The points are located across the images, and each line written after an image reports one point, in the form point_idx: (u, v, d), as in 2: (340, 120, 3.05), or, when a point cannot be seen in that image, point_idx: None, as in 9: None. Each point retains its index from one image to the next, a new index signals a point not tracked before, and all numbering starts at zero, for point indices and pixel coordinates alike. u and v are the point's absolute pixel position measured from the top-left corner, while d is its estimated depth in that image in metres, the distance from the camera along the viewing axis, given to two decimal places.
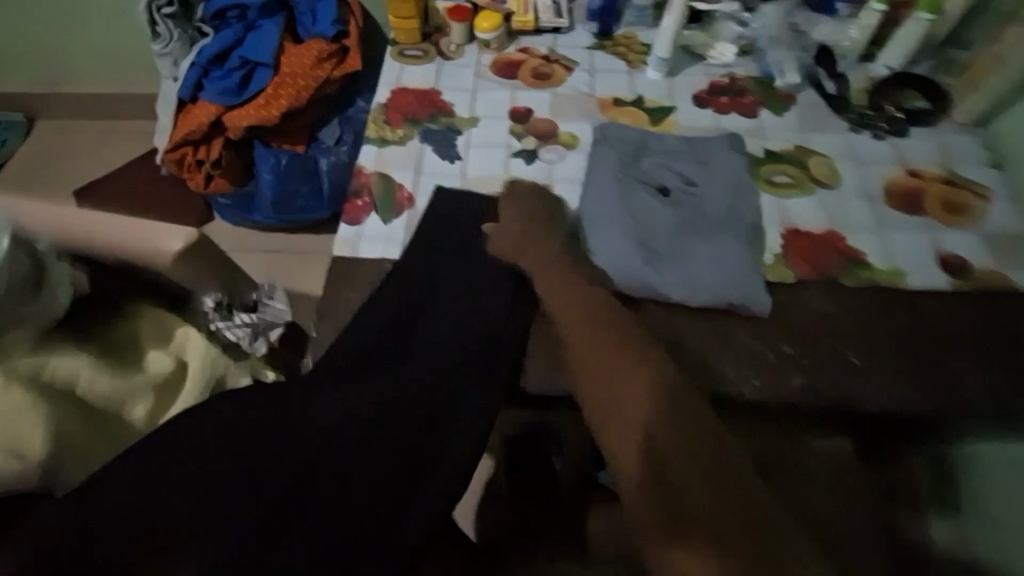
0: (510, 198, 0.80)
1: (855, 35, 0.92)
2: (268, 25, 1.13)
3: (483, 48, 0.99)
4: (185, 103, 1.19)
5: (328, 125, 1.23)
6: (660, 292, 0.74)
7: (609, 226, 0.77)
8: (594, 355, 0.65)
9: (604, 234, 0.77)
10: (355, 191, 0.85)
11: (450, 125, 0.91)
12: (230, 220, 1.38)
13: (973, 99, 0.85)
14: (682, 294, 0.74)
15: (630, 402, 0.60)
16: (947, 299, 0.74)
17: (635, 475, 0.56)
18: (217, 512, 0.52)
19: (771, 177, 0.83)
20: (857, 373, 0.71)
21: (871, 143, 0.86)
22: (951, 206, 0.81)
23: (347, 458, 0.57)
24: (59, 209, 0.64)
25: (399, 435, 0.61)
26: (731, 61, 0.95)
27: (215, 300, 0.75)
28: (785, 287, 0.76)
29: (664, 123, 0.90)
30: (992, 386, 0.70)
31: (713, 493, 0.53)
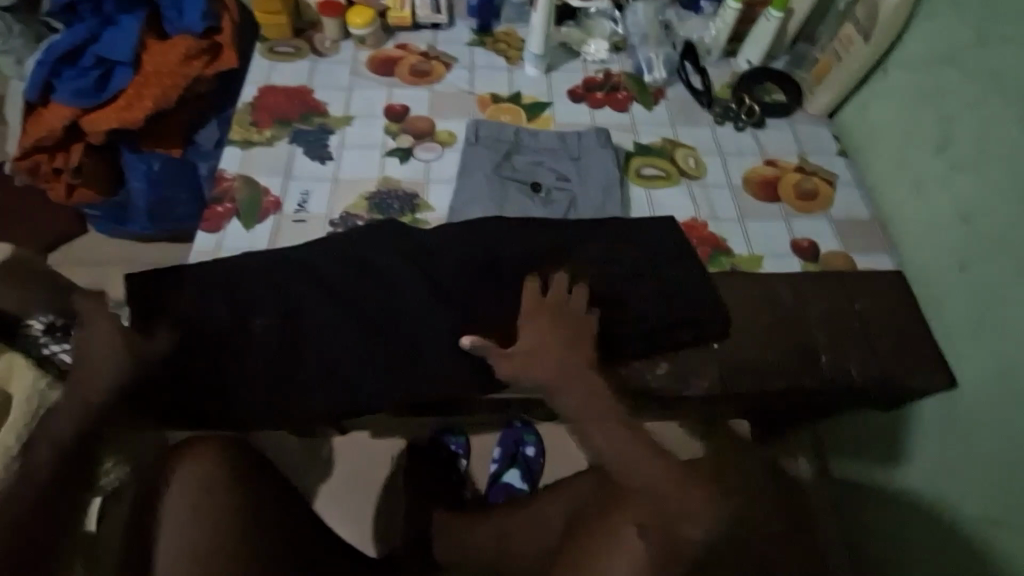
0: (692, 150, 0.89)
1: (715, 33, 0.97)
2: (127, 22, 1.05)
3: (360, 44, 0.96)
4: (33, 105, 1.07)
5: (206, 127, 1.15)
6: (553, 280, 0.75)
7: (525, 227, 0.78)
8: (750, 278, 0.78)
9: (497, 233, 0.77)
10: (216, 197, 0.80)
11: (323, 126, 0.88)
12: (105, 233, 1.30)
13: (821, 91, 0.91)
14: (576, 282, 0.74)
15: (760, 286, 0.77)
16: (799, 279, 0.79)
17: (755, 337, 0.75)
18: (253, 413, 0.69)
19: (640, 170, 0.86)
20: (719, 358, 0.73)
21: (734, 135, 0.91)
22: (807, 194, 0.86)
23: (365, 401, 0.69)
24: None
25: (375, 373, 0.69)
26: (607, 58, 0.97)
27: (43, 321, 0.67)
28: (668, 265, 0.76)
29: (540, 119, 0.91)
30: (837, 365, 0.74)
31: (765, 344, 0.74)
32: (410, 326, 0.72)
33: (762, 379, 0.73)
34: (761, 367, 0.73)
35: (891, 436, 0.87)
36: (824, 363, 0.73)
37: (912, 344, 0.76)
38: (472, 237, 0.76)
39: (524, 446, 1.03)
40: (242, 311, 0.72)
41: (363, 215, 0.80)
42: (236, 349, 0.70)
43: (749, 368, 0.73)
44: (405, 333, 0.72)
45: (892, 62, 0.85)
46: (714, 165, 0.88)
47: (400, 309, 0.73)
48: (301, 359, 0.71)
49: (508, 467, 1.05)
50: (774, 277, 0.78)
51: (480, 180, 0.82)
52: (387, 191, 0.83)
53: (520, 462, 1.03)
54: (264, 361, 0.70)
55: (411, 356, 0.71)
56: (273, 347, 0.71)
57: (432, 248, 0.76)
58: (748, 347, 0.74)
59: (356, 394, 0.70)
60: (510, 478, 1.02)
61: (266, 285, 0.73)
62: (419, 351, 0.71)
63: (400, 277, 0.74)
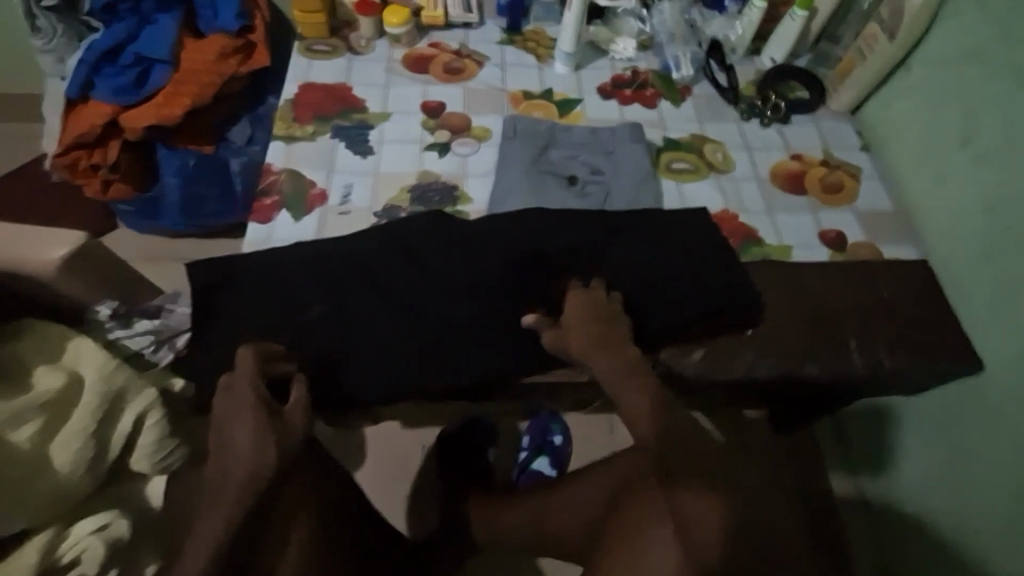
0: (720, 144, 0.92)
1: (740, 31, 0.99)
2: (164, 20, 1.07)
3: (394, 42, 0.99)
4: (74, 102, 1.10)
5: (238, 124, 1.17)
6: (594, 270, 0.77)
7: (565, 219, 0.80)
8: (779, 268, 0.81)
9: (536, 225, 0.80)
10: (263, 190, 0.83)
11: (362, 121, 0.91)
12: (135, 228, 1.32)
13: (845, 89, 0.94)
14: (616, 271, 0.77)
15: (791, 275, 0.81)
16: (826, 268, 0.82)
17: (786, 324, 0.78)
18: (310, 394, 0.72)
19: (672, 165, 0.89)
20: (750, 343, 0.77)
21: (760, 130, 0.94)
22: (833, 187, 0.89)
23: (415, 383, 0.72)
24: None
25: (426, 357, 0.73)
26: (633, 56, 1.00)
27: (109, 307, 0.72)
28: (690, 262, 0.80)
29: (572, 115, 0.94)
30: (865, 351, 0.77)
31: (794, 329, 0.78)
32: (456, 312, 0.75)
33: (794, 363, 0.76)
34: (793, 352, 0.76)
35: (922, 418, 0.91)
36: (853, 349, 0.77)
37: (936, 332, 0.79)
38: (514, 228, 0.79)
39: (553, 436, 1.09)
40: (294, 300, 0.75)
41: (405, 207, 0.83)
42: (290, 334, 0.73)
43: (782, 351, 0.77)
44: (450, 320, 0.75)
45: (915, 60, 0.88)
46: (741, 160, 0.91)
47: (446, 296, 0.76)
48: (352, 345, 0.74)
49: (536, 456, 1.07)
50: (803, 267, 0.82)
51: (518, 174, 0.85)
52: (426, 184, 0.85)
53: (548, 451, 1.07)
54: (317, 347, 0.73)
55: (455, 342, 0.74)
56: (326, 333, 0.74)
57: (472, 238, 0.78)
58: (781, 333, 0.77)
59: (407, 377, 0.73)
60: (540, 465, 1.06)
61: (315, 273, 0.76)
62: (463, 337, 0.74)
63: (445, 267, 0.77)
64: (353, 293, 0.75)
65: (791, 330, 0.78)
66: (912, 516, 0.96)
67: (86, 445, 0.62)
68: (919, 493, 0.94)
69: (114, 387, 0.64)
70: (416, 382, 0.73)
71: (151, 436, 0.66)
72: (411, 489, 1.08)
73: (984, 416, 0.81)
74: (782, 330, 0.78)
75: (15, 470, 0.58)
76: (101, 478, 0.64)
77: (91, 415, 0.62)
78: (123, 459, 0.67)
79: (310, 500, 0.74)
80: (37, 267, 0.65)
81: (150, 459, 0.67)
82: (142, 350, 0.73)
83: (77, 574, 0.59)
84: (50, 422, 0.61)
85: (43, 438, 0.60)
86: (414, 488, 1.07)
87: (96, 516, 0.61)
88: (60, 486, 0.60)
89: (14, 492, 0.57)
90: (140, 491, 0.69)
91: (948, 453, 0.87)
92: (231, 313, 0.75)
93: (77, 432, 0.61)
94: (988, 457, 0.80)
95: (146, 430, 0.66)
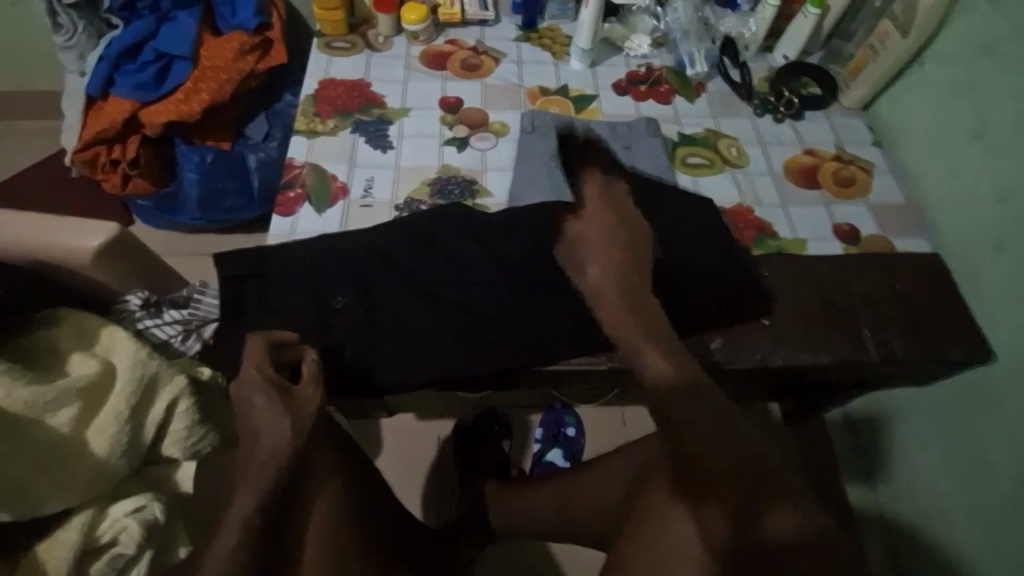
0: (734, 138, 0.93)
1: (754, 28, 1.01)
2: (184, 17, 1.08)
3: (412, 39, 1.00)
4: (94, 99, 1.11)
5: (255, 120, 1.19)
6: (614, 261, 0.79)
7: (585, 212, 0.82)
8: (794, 261, 0.83)
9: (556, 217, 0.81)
10: (286, 183, 0.84)
11: (382, 117, 0.92)
12: (152, 223, 1.34)
13: (858, 85, 0.95)
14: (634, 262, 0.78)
15: (808, 268, 0.82)
16: (840, 261, 0.83)
17: (802, 315, 0.79)
18: (337, 382, 0.74)
19: (687, 159, 0.91)
20: (767, 333, 0.78)
21: (773, 126, 0.95)
22: (846, 181, 0.90)
23: (440, 371, 0.74)
24: None
25: (450, 346, 0.75)
26: (648, 52, 1.01)
27: (139, 296, 0.74)
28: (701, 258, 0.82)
29: (588, 111, 0.95)
30: (881, 341, 0.78)
31: (810, 320, 0.79)
32: (478, 302, 0.76)
33: (811, 354, 0.77)
34: (809, 343, 0.78)
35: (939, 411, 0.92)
36: (869, 339, 0.78)
37: (950, 322, 0.80)
38: (534, 221, 0.80)
39: (566, 428, 1.11)
40: (318, 293, 0.76)
41: (426, 200, 0.85)
42: (316, 323, 0.75)
43: (799, 341, 0.78)
44: (471, 309, 0.76)
45: (928, 57, 0.89)
46: (756, 156, 0.92)
47: (469, 287, 0.77)
48: (376, 335, 0.75)
49: (550, 447, 1.09)
50: (819, 259, 0.83)
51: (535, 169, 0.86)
52: (447, 177, 0.87)
53: (562, 442, 1.09)
54: (342, 336, 0.74)
55: (476, 333, 0.75)
56: (350, 323, 0.75)
57: (494, 231, 0.80)
58: (796, 323, 0.79)
59: (430, 366, 0.74)
60: (553, 457, 1.08)
61: (339, 265, 0.77)
62: (486, 326, 0.75)
63: (468, 259, 0.78)
64: (376, 284, 0.77)
65: (805, 321, 0.79)
66: (930, 507, 0.97)
67: (121, 429, 0.64)
68: (936, 485, 0.95)
69: (147, 373, 0.67)
70: (441, 370, 0.74)
71: (181, 421, 0.69)
72: (426, 479, 1.10)
73: (1001, 406, 0.82)
74: (797, 322, 0.79)
75: (54, 452, 0.61)
76: (137, 462, 0.67)
77: (125, 399, 0.65)
78: (156, 444, 0.70)
79: (342, 486, 0.75)
80: (74, 256, 0.67)
81: (181, 444, 0.69)
82: (169, 340, 0.75)
83: (115, 552, 0.63)
84: (86, 407, 0.64)
85: (80, 423, 0.63)
86: (430, 478, 1.09)
87: (131, 499, 0.65)
88: (98, 469, 0.63)
89: (56, 474, 0.60)
90: (170, 476, 0.71)
91: (963, 443, 0.89)
92: (255, 303, 0.76)
93: (112, 417, 0.64)
94: (1003, 445, 0.82)
95: (178, 416, 0.69)
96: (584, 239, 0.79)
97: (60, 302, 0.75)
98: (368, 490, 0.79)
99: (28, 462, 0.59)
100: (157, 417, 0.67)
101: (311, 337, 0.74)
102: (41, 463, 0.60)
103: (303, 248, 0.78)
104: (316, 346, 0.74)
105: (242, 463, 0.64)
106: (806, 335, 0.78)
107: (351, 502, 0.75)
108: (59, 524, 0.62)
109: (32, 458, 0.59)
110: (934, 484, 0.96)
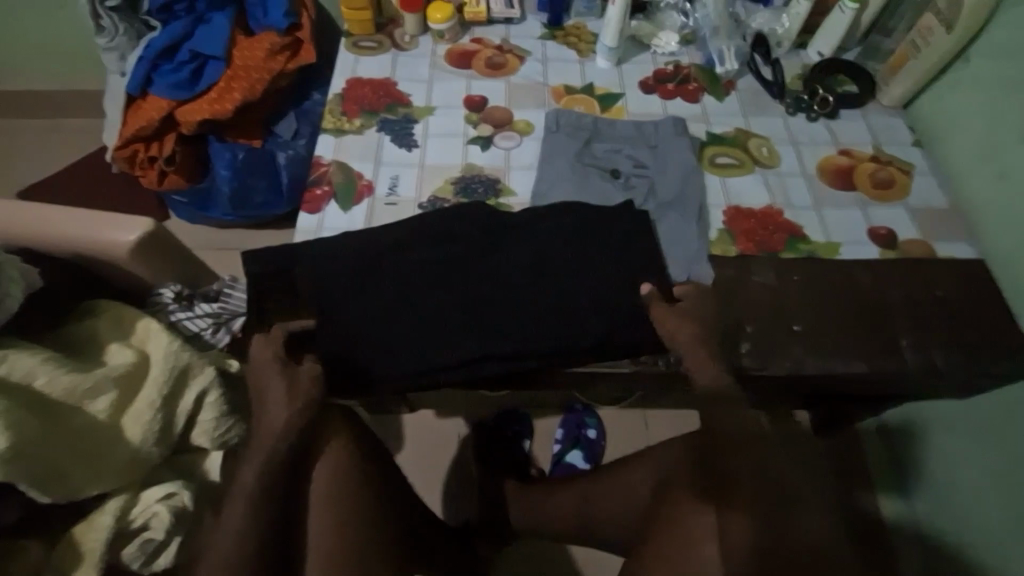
0: (765, 137, 0.91)
1: (788, 24, 0.98)
2: (218, 18, 1.10)
3: (438, 38, 1.00)
4: (134, 98, 1.15)
5: (285, 119, 1.21)
6: (638, 264, 0.78)
7: (609, 211, 0.81)
8: (826, 267, 0.80)
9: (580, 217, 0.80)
10: (313, 181, 0.85)
11: (407, 115, 0.93)
12: (185, 217, 1.38)
13: (895, 83, 0.92)
14: (658, 264, 0.78)
15: (843, 274, 0.80)
16: (875, 265, 0.81)
17: (834, 321, 0.77)
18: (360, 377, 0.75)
19: (715, 159, 0.89)
20: (797, 339, 0.76)
21: (807, 126, 0.93)
22: (883, 183, 0.88)
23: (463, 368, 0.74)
24: (23, 210, 0.69)
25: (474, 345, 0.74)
26: (676, 50, 0.99)
27: (172, 290, 0.76)
28: (727, 261, 0.81)
29: (614, 110, 0.94)
30: (918, 350, 0.75)
31: (841, 326, 0.77)
32: (499, 303, 0.76)
33: (844, 361, 0.75)
34: (844, 352, 0.75)
35: (983, 423, 0.89)
36: (905, 348, 0.75)
37: (995, 331, 0.77)
38: (556, 223, 0.80)
39: (586, 431, 1.11)
40: (339, 291, 0.76)
41: (450, 200, 0.85)
42: (339, 321, 0.75)
43: (831, 349, 0.76)
44: (493, 311, 0.75)
45: (974, 53, 0.85)
46: (789, 156, 0.90)
47: (491, 288, 0.77)
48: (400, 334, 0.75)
49: (570, 449, 1.10)
50: (853, 264, 0.81)
51: (560, 170, 0.86)
52: (471, 177, 0.87)
53: (583, 443, 1.10)
54: (364, 336, 0.75)
55: (496, 331, 0.74)
56: (370, 320, 0.75)
57: (517, 232, 0.80)
58: (829, 329, 0.77)
59: (451, 365, 0.74)
60: (572, 459, 1.09)
61: (362, 261, 0.77)
62: (502, 324, 0.75)
63: (489, 260, 0.78)
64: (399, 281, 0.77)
65: (836, 328, 0.77)
66: (968, 522, 0.94)
67: (153, 419, 0.67)
68: (976, 500, 0.92)
69: (179, 364, 0.69)
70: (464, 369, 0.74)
71: (211, 411, 0.71)
72: (445, 476, 1.10)
73: None
74: (829, 328, 0.77)
75: (94, 438, 0.64)
76: (168, 450, 0.70)
77: (158, 390, 0.67)
78: (187, 431, 0.72)
79: (369, 479, 0.76)
80: (109, 251, 0.69)
81: (209, 434, 0.72)
82: (201, 332, 0.77)
83: (147, 537, 0.66)
84: (122, 395, 0.66)
85: (116, 411, 0.66)
86: (448, 475, 1.10)
87: (161, 486, 0.67)
88: (133, 456, 0.66)
89: (95, 460, 0.64)
90: (199, 465, 0.74)
91: (1005, 458, 0.85)
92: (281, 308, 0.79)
93: (146, 406, 0.66)
94: None
95: (208, 407, 0.71)
96: (607, 240, 0.79)
97: (96, 293, 0.77)
98: (390, 486, 0.80)
99: (71, 449, 0.62)
100: (188, 407, 0.69)
101: (335, 332, 0.74)
102: (81, 448, 0.63)
103: (328, 246, 0.79)
104: (338, 344, 0.74)
105: (252, 450, 0.66)
106: (840, 343, 0.76)
107: (373, 496, 0.76)
108: (96, 507, 0.66)
109: (76, 444, 0.63)
110: (974, 502, 0.92)
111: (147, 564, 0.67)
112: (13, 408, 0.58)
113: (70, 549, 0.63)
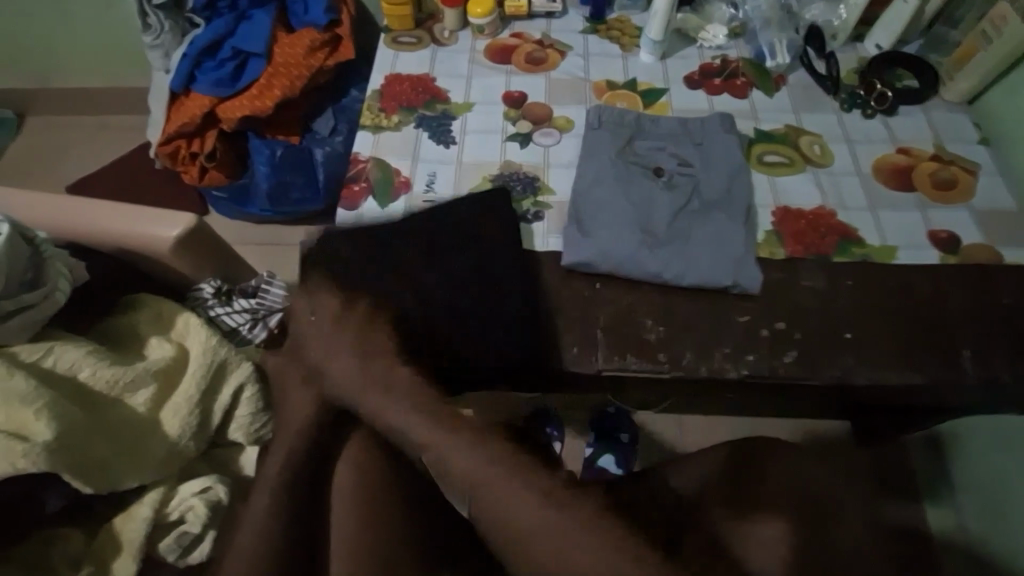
0: (817, 137, 0.87)
1: (845, 15, 0.93)
2: (259, 15, 1.11)
3: (477, 33, 0.99)
4: (177, 95, 1.17)
5: (323, 115, 1.22)
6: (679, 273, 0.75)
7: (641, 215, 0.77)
8: (881, 273, 0.76)
9: (611, 223, 0.77)
10: (351, 177, 0.85)
11: (445, 112, 0.91)
12: (226, 214, 1.40)
13: (960, 78, 0.87)
14: (693, 275, 0.75)
15: (898, 280, 0.76)
16: (935, 271, 0.76)
17: (889, 329, 0.73)
18: None
19: (763, 157, 0.85)
20: (848, 348, 0.72)
21: (862, 122, 0.88)
22: (944, 183, 0.83)
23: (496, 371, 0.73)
24: (75, 205, 0.70)
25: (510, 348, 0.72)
26: (723, 43, 0.96)
27: (212, 285, 0.77)
28: (775, 264, 0.77)
29: (657, 106, 0.91)
30: (981, 361, 0.71)
31: (895, 334, 0.73)
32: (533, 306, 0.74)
33: (899, 371, 0.71)
34: (899, 360, 0.71)
35: None
36: (967, 359, 0.71)
37: None
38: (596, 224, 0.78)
39: (619, 434, 1.09)
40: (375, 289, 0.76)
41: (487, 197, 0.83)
42: None
43: (885, 358, 0.72)
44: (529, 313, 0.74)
45: None
46: (842, 154, 0.85)
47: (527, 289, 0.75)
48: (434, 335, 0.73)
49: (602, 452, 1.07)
50: (912, 269, 0.76)
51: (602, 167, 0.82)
52: (509, 174, 0.86)
53: (616, 447, 1.07)
54: None
55: (533, 330, 0.73)
56: None
57: None
58: (883, 338, 0.72)
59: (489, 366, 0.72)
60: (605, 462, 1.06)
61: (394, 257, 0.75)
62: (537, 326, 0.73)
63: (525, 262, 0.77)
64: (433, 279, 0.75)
65: (891, 336, 0.72)
66: None
67: (190, 414, 0.67)
68: None
69: (217, 358, 0.70)
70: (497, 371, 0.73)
71: (246, 407, 0.71)
72: None
73: None
74: (882, 337, 0.72)
75: (134, 430, 0.65)
76: (204, 444, 0.71)
77: (196, 384, 0.68)
78: (224, 426, 0.73)
79: None
80: (153, 245, 0.70)
81: (245, 429, 0.72)
82: (238, 327, 0.78)
83: (183, 529, 0.66)
84: (162, 389, 0.67)
85: (156, 404, 0.67)
86: None
87: (197, 479, 0.68)
88: (171, 449, 0.67)
89: (136, 453, 0.65)
90: (234, 460, 0.75)
91: None
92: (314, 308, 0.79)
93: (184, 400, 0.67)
94: None
95: (244, 403, 0.71)
96: (647, 242, 0.76)
97: (140, 288, 0.78)
98: None
99: (112, 441, 0.64)
100: (224, 401, 0.70)
101: None
102: (122, 440, 0.64)
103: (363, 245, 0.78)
104: None
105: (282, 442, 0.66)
106: (895, 352, 0.72)
107: None
108: (136, 498, 0.67)
109: (116, 436, 0.64)
110: None
111: (182, 557, 0.67)
112: (60, 400, 0.60)
113: (110, 539, 0.64)
